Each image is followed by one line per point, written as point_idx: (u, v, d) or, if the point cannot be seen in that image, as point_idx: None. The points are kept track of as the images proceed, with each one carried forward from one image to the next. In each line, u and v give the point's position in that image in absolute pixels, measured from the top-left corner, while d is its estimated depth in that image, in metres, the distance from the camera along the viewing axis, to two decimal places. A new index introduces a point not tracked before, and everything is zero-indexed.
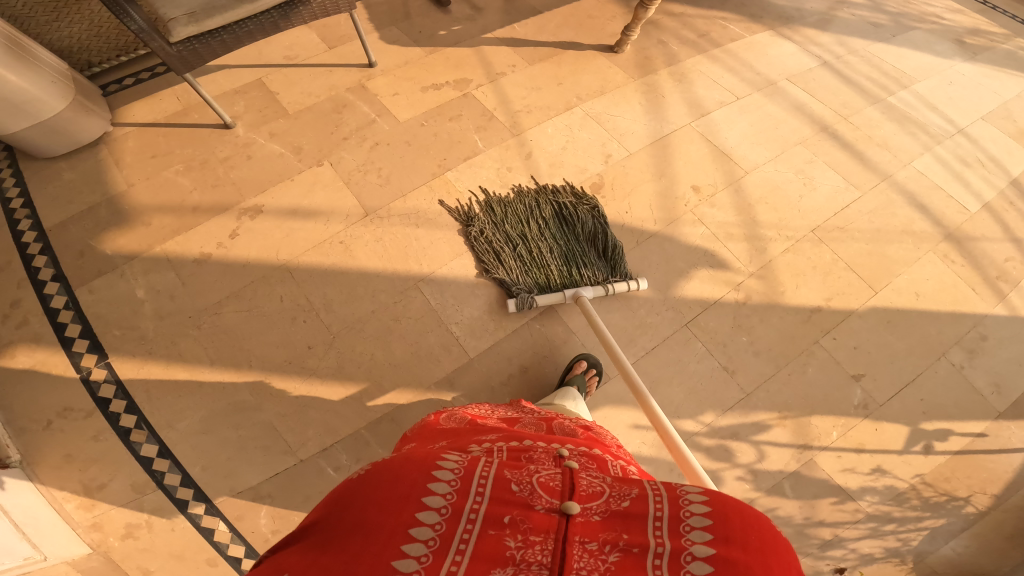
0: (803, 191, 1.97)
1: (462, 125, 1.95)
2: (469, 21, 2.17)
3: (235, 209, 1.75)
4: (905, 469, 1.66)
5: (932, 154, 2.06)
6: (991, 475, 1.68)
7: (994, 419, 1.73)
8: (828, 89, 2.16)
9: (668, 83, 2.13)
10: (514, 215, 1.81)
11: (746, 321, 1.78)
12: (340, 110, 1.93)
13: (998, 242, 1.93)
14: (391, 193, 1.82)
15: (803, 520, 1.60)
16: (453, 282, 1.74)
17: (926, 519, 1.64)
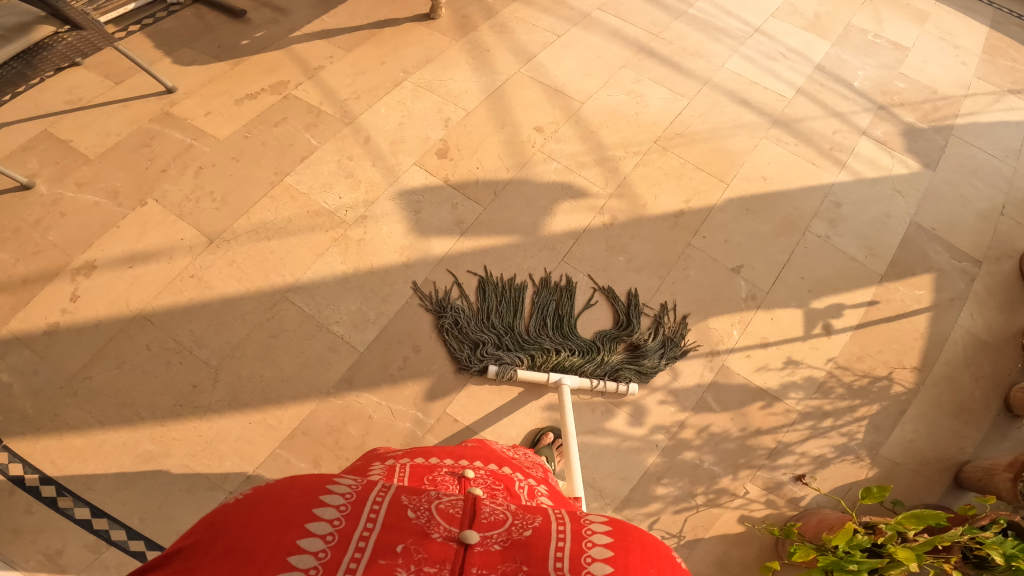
0: (639, 108, 1.90)
1: (292, 126, 1.83)
2: (273, 23, 2.11)
3: (65, 271, 1.54)
4: (817, 356, 1.55)
5: (740, 55, 2.20)
6: (910, 334, 1.60)
7: (879, 283, 1.66)
8: (637, 11, 2.26)
9: (490, 36, 2.08)
10: (349, 207, 1.67)
11: (619, 240, 1.62)
12: (148, 143, 1.75)
13: (822, 120, 2.00)
14: (232, 214, 1.66)
15: (740, 433, 1.46)
16: (317, 285, 1.57)
17: (860, 407, 1.50)
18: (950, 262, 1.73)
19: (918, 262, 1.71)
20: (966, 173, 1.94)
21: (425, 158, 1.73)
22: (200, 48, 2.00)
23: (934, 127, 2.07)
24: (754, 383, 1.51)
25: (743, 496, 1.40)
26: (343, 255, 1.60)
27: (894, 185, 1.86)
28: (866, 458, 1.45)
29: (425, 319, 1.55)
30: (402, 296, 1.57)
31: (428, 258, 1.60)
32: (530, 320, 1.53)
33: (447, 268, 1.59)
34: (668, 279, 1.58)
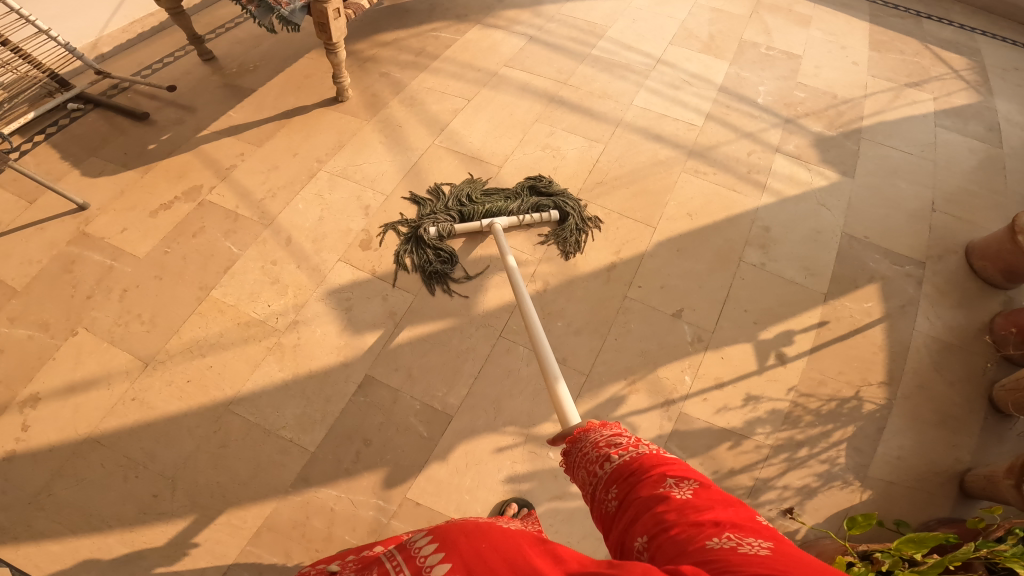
0: (556, 161, 1.91)
1: (211, 236, 1.69)
2: (179, 124, 2.05)
3: (12, 405, 1.38)
4: (776, 388, 1.50)
5: (647, 89, 2.24)
6: (868, 348, 1.60)
7: (824, 302, 1.67)
8: (543, 61, 2.31)
9: (401, 111, 2.08)
10: (279, 313, 1.56)
11: (554, 305, 1.60)
12: (70, 267, 1.60)
13: (735, 143, 2.06)
14: (162, 336, 1.50)
15: (713, 477, 1.37)
16: (262, 394, 1.43)
17: (835, 431, 1.45)
18: (893, 268, 1.78)
19: (860, 273, 1.75)
20: (883, 175, 2.06)
21: (349, 252, 1.68)
22: (108, 155, 1.92)
23: (843, 132, 2.22)
24: (718, 425, 1.44)
25: None
26: (280, 363, 1.48)
27: (817, 199, 1.93)
28: (857, 481, 1.38)
29: (372, 413, 1.43)
30: (345, 395, 1.46)
31: (365, 354, 1.52)
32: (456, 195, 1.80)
33: (386, 363, 1.51)
34: (611, 335, 1.55)
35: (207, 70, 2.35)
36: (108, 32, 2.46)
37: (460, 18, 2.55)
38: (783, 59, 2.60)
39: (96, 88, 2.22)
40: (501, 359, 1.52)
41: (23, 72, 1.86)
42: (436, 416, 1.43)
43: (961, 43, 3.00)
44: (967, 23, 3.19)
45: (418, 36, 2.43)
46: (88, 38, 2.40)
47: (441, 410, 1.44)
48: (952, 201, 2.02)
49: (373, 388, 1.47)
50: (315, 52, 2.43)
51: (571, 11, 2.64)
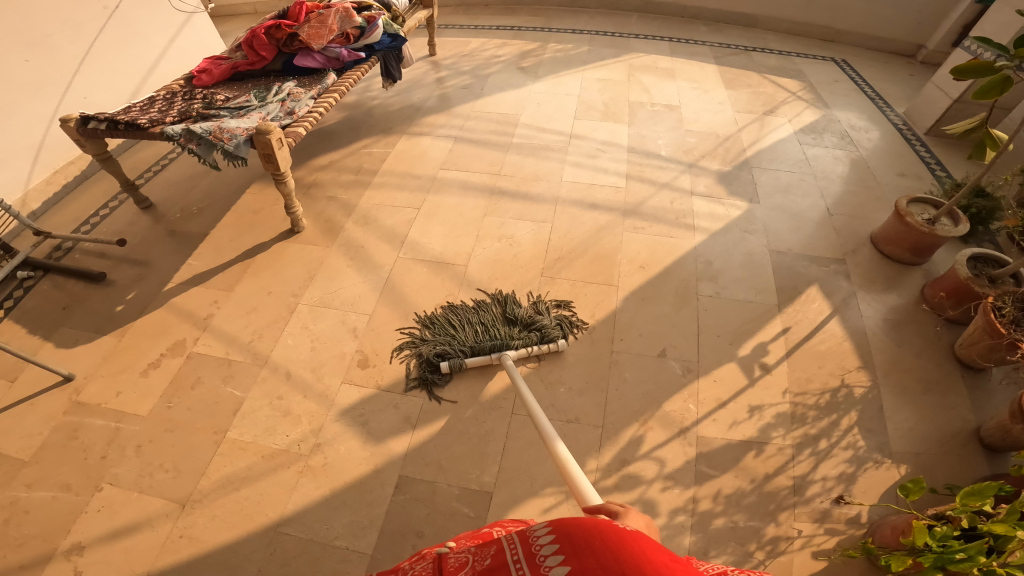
0: (512, 247, 2.10)
1: (210, 385, 1.74)
2: (140, 279, 2.10)
3: (56, 554, 1.40)
4: (772, 396, 1.70)
5: (571, 163, 2.53)
6: (834, 340, 1.86)
7: (780, 312, 1.94)
8: (473, 157, 2.56)
9: (358, 231, 2.20)
10: (300, 440, 1.61)
11: (551, 373, 1.74)
12: (75, 434, 1.62)
13: (657, 194, 2.37)
14: (190, 479, 1.53)
15: (753, 486, 1.50)
16: (307, 511, 1.47)
17: (841, 419, 1.65)
18: (821, 269, 2.10)
19: (797, 281, 2.05)
20: (780, 194, 2.44)
21: (350, 373, 1.77)
22: (80, 323, 1.94)
23: (736, 165, 2.61)
24: (737, 438, 1.60)
25: (800, 535, 1.41)
26: (316, 482, 1.52)
27: (740, 228, 2.24)
28: (887, 458, 1.56)
29: (416, 507, 1.47)
30: (386, 497, 1.50)
31: (393, 458, 1.57)
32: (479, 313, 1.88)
33: (415, 460, 1.57)
34: (612, 388, 1.71)
35: (150, 219, 2.37)
36: (33, 185, 2.46)
37: (385, 131, 2.76)
38: (666, 112, 3.01)
39: (39, 251, 2.24)
40: (520, 433, 1.62)
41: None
42: (476, 496, 1.50)
43: (788, 68, 3.63)
44: (789, 51, 3.87)
45: (352, 154, 2.60)
46: (16, 192, 2.40)
47: (479, 489, 1.51)
48: (844, 204, 2.42)
49: (411, 485, 1.52)
50: (256, 186, 2.52)
51: (483, 107, 2.95)
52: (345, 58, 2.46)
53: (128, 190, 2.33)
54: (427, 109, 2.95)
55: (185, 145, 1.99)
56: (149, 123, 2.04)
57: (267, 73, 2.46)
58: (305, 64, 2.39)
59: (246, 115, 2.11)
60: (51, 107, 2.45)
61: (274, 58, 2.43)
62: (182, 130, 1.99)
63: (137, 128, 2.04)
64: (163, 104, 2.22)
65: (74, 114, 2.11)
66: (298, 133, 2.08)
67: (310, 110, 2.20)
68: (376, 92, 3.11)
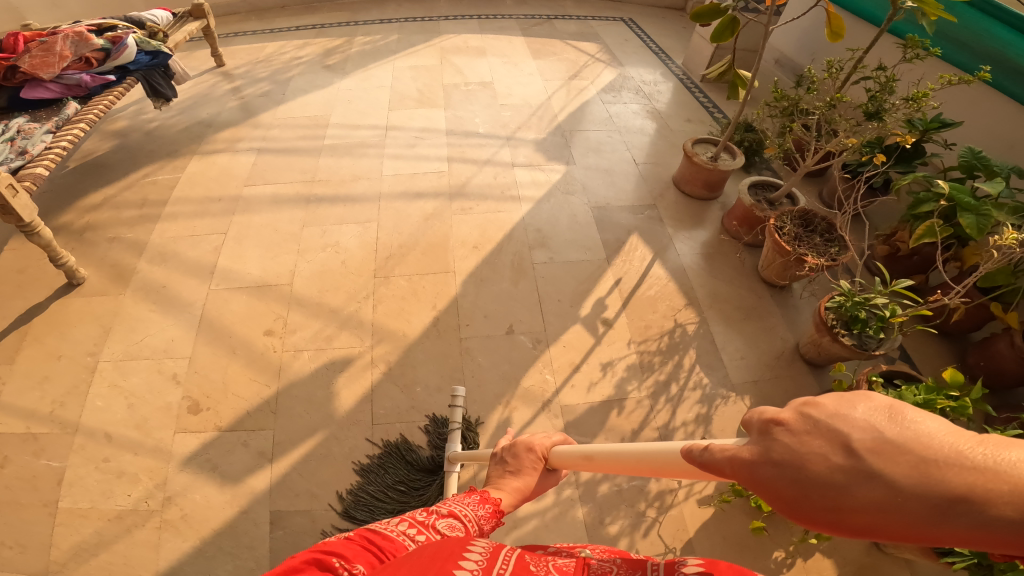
0: (339, 254, 1.98)
1: (21, 460, 1.48)
2: None
3: None
4: (619, 349, 1.81)
5: (390, 155, 2.44)
6: (661, 283, 2.02)
7: (610, 265, 2.06)
8: (283, 167, 2.35)
9: (156, 271, 1.93)
10: (146, 496, 1.43)
11: (405, 376, 1.68)
12: None
13: (480, 171, 2.38)
14: (42, 550, 1.34)
15: (624, 443, 1.60)
16: (180, 567, 1.32)
17: (683, 359, 1.80)
18: (638, 217, 2.27)
19: (619, 233, 2.18)
20: (593, 154, 2.58)
21: (183, 421, 1.56)
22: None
23: (552, 131, 2.71)
24: (597, 399, 1.68)
25: (681, 486, 1.62)
26: (182, 533, 1.37)
27: (561, 190, 2.34)
28: (731, 391, 1.73)
29: (303, 537, 1.37)
30: (263, 535, 1.38)
31: (258, 496, 1.44)
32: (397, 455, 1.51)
33: (284, 493, 1.44)
34: (468, 376, 1.69)
35: None
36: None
37: (173, 154, 2.44)
38: (481, 89, 3.02)
39: None
40: (387, 447, 1.54)
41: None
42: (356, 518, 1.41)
43: (586, 32, 3.82)
44: (584, 16, 4.09)
45: (135, 186, 2.27)
46: None
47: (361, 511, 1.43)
48: (648, 154, 2.63)
49: (288, 519, 1.40)
50: (15, 240, 2.09)
51: (286, 112, 2.73)
52: (89, 83, 2.10)
53: None
54: (225, 122, 2.66)
55: None
56: None
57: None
58: (37, 95, 2.01)
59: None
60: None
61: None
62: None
63: None
64: None
65: None
66: (37, 174, 1.77)
67: (48, 146, 1.88)
68: (152, 114, 2.72)
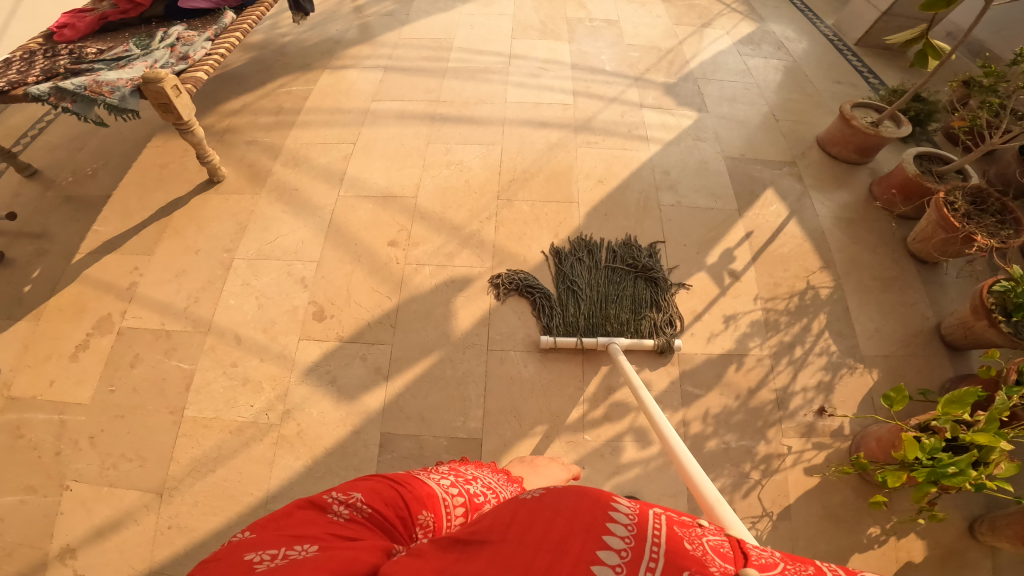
0: (463, 174, 1.95)
1: (151, 361, 1.52)
2: (45, 256, 1.79)
3: (48, 563, 1.24)
4: (743, 303, 1.71)
5: (513, 84, 2.37)
6: (795, 243, 1.87)
7: (742, 217, 1.92)
8: (407, 85, 2.34)
9: (289, 173, 1.98)
10: (267, 409, 1.44)
11: (525, 303, 1.66)
12: (18, 435, 1.40)
13: (608, 108, 2.27)
14: (159, 467, 1.36)
15: (739, 401, 1.54)
16: (290, 485, 1.33)
17: (811, 323, 1.69)
18: (777, 173, 2.10)
19: (754, 185, 2.03)
20: (727, 102, 2.40)
21: (307, 327, 1.58)
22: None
23: (682, 77, 2.54)
24: (716, 351, 1.62)
25: (790, 452, 1.47)
26: (295, 452, 1.38)
27: (692, 135, 2.21)
28: (859, 363, 1.62)
29: (408, 465, 1.37)
30: (372, 458, 1.38)
31: (372, 415, 1.44)
32: (581, 274, 1.71)
33: (394, 415, 1.45)
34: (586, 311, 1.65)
35: (38, 188, 2.00)
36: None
37: (304, 67, 2.49)
38: (605, 27, 2.85)
39: None
40: (500, 371, 1.53)
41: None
42: (466, 444, 1.41)
43: None
44: None
45: (270, 94, 2.34)
46: None
47: (467, 437, 1.42)
48: (789, 108, 2.42)
49: (397, 442, 1.41)
50: (159, 137, 2.17)
51: (410, 33, 2.70)
52: None
53: (6, 158, 1.92)
54: (350, 40, 2.67)
55: (56, 106, 1.71)
56: (7, 87, 1.74)
57: (148, 20, 2.12)
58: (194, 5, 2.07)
59: (128, 65, 1.82)
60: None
61: (153, 4, 2.10)
62: (49, 88, 1.68)
63: None
64: (20, 64, 1.89)
65: None
66: (196, 78, 1.83)
67: (206, 53, 1.94)
68: (286, 28, 2.77)
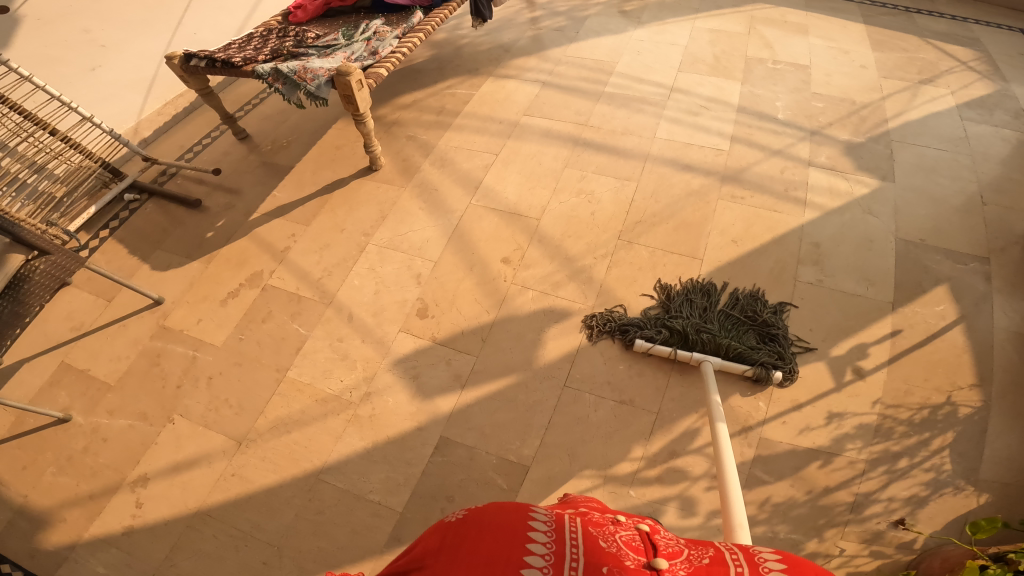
0: (591, 206, 1.94)
1: (279, 320, 1.74)
2: (230, 209, 2.16)
3: (123, 486, 1.44)
4: (858, 403, 1.47)
5: (666, 119, 2.28)
6: (950, 351, 1.56)
7: (893, 311, 1.65)
8: (559, 104, 2.38)
9: (434, 173, 2.13)
10: (353, 387, 1.58)
11: (615, 349, 1.60)
12: (157, 360, 1.66)
13: (765, 161, 2.09)
14: (249, 419, 1.53)
15: (807, 497, 1.35)
16: (348, 461, 1.45)
17: (931, 439, 1.41)
18: (956, 267, 1.76)
19: (922, 277, 1.73)
20: (921, 175, 2.07)
21: (409, 322, 1.70)
22: (172, 248, 2.04)
23: (871, 137, 2.25)
24: (804, 445, 1.42)
25: (840, 554, 1.27)
26: (361, 433, 1.49)
27: (861, 206, 1.94)
28: (969, 485, 1.34)
29: (453, 471, 1.42)
30: (426, 457, 1.45)
31: (438, 417, 1.51)
32: (689, 307, 1.64)
33: (459, 423, 1.50)
34: (675, 372, 1.55)
35: (245, 149, 2.42)
36: (145, 115, 2.57)
37: (471, 72, 2.64)
38: (790, 70, 2.61)
39: (145, 176, 2.39)
40: (570, 409, 1.50)
41: (76, 162, 2.06)
42: (514, 468, 1.42)
43: (959, 32, 2.90)
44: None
45: (436, 94, 2.52)
46: (127, 123, 2.52)
47: (517, 462, 1.43)
48: (1001, 194, 2.01)
49: (452, 448, 1.46)
50: (340, 121, 2.48)
51: (577, 51, 2.72)
52: None
53: (228, 122, 2.36)
54: (519, 51, 2.77)
55: (272, 85, 2.01)
56: (242, 62, 2.07)
57: (357, 10, 2.42)
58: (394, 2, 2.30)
59: (331, 55, 2.08)
60: (161, 44, 2.54)
61: None
62: (270, 69, 1.99)
63: (231, 66, 2.08)
64: (258, 41, 2.26)
65: (179, 52, 2.18)
66: (379, 74, 2.01)
67: (393, 50, 2.13)
68: (467, 31, 2.96)
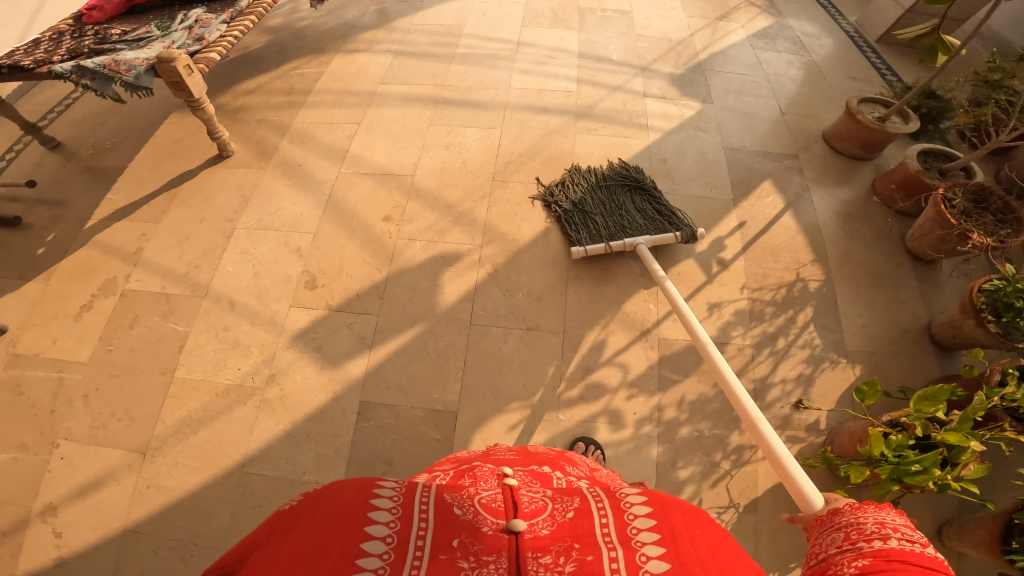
0: (461, 155, 1.99)
1: (148, 323, 1.59)
2: (59, 219, 1.91)
3: (32, 517, 1.30)
4: (730, 291, 1.71)
5: (518, 71, 2.39)
6: (788, 235, 1.84)
7: (736, 207, 1.91)
8: (414, 69, 2.39)
9: (296, 151, 2.05)
10: (252, 372, 1.50)
11: (508, 280, 1.68)
12: (20, 390, 1.48)
13: (610, 97, 2.29)
14: (145, 428, 1.41)
15: (716, 391, 1.49)
16: (269, 448, 1.38)
17: (798, 316, 1.67)
18: (780, 165, 2.07)
19: (753, 175, 2.01)
20: (733, 96, 2.38)
21: (298, 296, 1.64)
22: None
23: (689, 68, 2.53)
24: None
25: None
26: (275, 416, 1.43)
27: (694, 125, 2.20)
28: (843, 357, 1.59)
29: (382, 434, 1.41)
30: (349, 426, 1.42)
31: (350, 382, 1.48)
32: (585, 190, 1.83)
33: (375, 384, 1.48)
34: (569, 291, 1.66)
35: (61, 158, 2.13)
36: None
37: (318, 50, 2.56)
38: (617, 17, 2.85)
39: None
40: (480, 345, 1.55)
41: None
42: (441, 417, 1.44)
43: None
44: None
45: (284, 75, 2.42)
46: None
47: (443, 409, 1.45)
48: (799, 105, 2.38)
49: (375, 412, 1.44)
50: (177, 114, 2.28)
51: (423, 19, 2.74)
52: None
53: (31, 130, 2.07)
54: (365, 26, 2.73)
55: (78, 83, 1.81)
56: (33, 64, 1.82)
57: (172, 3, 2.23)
58: None
59: (147, 46, 1.91)
60: None
61: None
62: (71, 66, 1.79)
63: (21, 71, 1.82)
64: (50, 44, 1.99)
65: None
66: (210, 58, 1.90)
67: (222, 35, 2.01)
68: (305, 13, 2.85)
